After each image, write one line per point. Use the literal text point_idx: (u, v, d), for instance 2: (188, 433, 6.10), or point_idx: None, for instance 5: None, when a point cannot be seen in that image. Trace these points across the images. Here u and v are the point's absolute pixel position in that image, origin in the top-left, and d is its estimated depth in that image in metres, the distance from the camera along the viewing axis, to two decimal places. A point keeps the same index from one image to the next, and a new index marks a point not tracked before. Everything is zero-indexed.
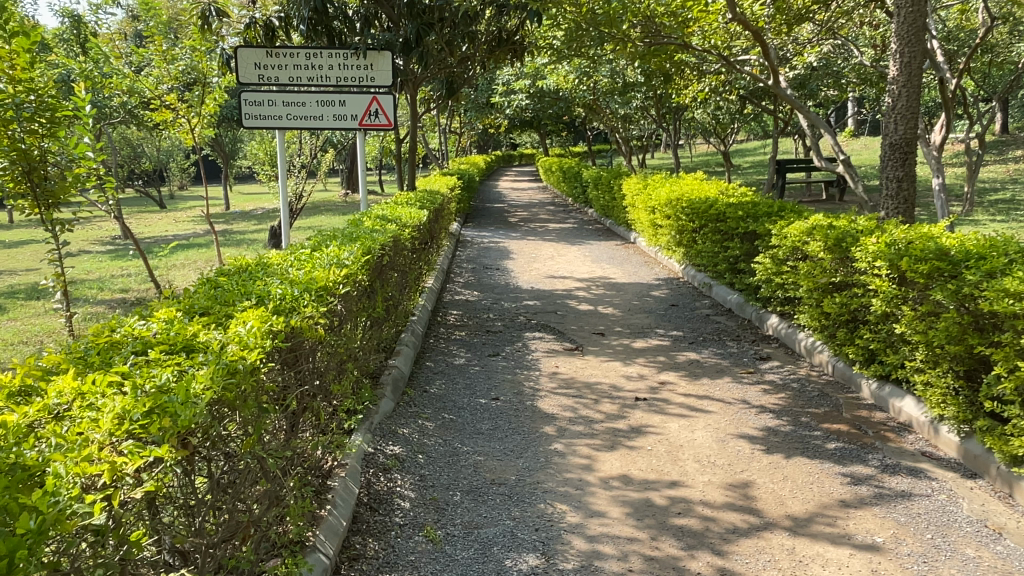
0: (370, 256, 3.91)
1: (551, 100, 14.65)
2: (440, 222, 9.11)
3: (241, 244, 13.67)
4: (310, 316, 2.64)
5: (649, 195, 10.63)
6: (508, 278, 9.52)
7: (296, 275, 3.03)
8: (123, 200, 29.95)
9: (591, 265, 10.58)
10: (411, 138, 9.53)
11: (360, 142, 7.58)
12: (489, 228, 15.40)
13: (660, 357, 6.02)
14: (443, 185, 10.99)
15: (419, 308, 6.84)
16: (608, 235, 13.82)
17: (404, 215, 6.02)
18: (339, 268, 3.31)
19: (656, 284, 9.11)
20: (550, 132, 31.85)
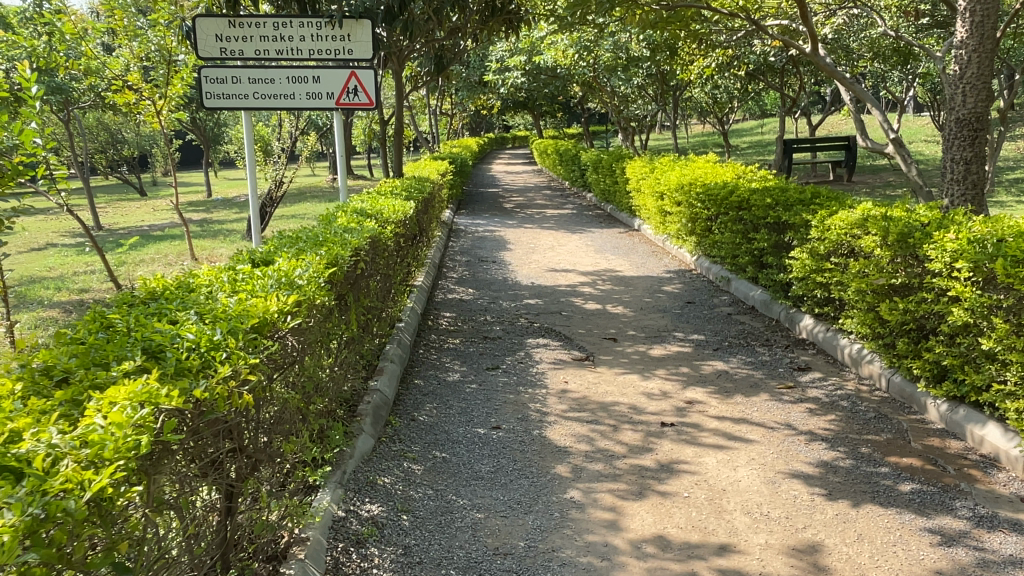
0: (339, 267, 3.12)
1: (548, 77, 13.74)
2: (431, 212, 8.28)
3: (218, 235, 12.78)
4: (230, 378, 1.93)
5: (657, 179, 9.85)
6: (505, 273, 8.71)
7: (225, 305, 2.29)
8: (103, 187, 28.88)
9: (595, 256, 9.78)
10: (397, 119, 8.66)
11: (337, 125, 6.72)
12: (483, 215, 14.54)
13: (683, 368, 5.24)
14: (434, 170, 10.14)
15: (406, 312, 6.04)
16: (610, 221, 13.02)
17: (386, 208, 5.21)
18: (290, 288, 2.54)
19: (667, 277, 8.33)
20: (545, 113, 30.91)
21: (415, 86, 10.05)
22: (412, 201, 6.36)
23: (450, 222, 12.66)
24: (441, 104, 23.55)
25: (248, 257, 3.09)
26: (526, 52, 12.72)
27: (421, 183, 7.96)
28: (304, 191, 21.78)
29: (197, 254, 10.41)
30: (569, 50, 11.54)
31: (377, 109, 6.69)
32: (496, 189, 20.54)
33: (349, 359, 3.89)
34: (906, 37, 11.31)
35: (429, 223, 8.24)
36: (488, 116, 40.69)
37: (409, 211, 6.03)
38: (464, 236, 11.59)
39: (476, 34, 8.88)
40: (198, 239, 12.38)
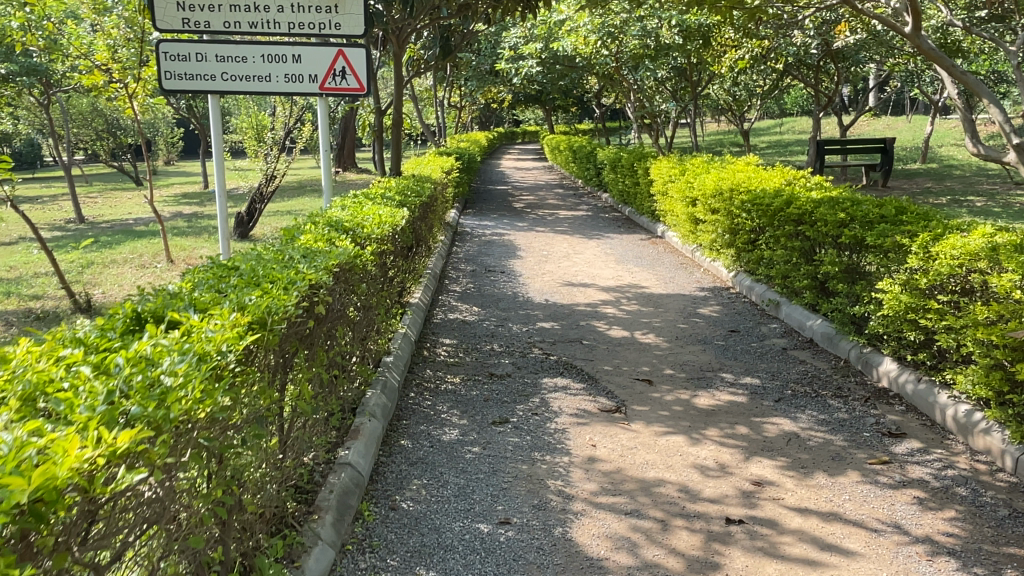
0: (271, 329, 2.12)
1: (564, 68, 12.62)
2: (432, 215, 7.23)
3: (202, 232, 11.75)
4: None
5: (688, 180, 8.77)
6: (515, 287, 7.64)
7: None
8: (99, 176, 27.92)
9: (617, 267, 8.70)
10: (396, 110, 7.59)
11: (321, 112, 5.62)
12: (492, 215, 13.47)
13: (741, 429, 4.16)
14: (438, 167, 9.05)
15: (396, 343, 4.98)
16: (630, 226, 11.93)
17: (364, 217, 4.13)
18: (142, 395, 1.61)
19: (703, 297, 7.24)
20: (558, 108, 29.79)
21: (418, 72, 8.95)
22: (406, 202, 5.30)
23: (455, 224, 11.59)
24: (450, 95, 22.46)
25: (115, 320, 2.05)
26: (541, 40, 11.61)
27: (416, 182, 6.93)
28: (303, 184, 20.77)
29: (172, 256, 9.38)
30: (591, 37, 10.41)
31: (369, 96, 5.59)
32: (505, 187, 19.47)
33: (302, 434, 2.85)
34: (968, 28, 10.12)
35: (430, 229, 7.18)
36: (498, 111, 39.58)
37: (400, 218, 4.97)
38: (470, 240, 10.51)
39: (487, 15, 7.77)
40: (179, 237, 11.37)
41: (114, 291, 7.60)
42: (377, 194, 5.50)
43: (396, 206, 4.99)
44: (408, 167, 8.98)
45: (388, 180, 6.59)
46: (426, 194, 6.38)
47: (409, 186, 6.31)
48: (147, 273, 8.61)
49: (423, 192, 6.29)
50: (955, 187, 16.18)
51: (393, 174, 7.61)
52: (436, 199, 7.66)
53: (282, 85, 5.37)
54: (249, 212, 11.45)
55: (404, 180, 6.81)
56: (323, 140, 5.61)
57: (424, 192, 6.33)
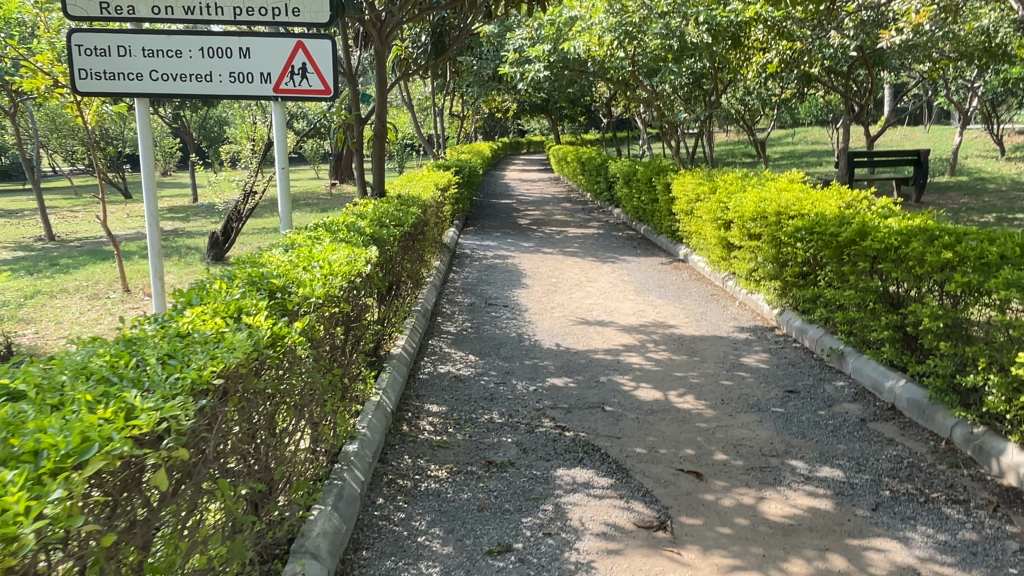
0: None
1: (573, 73, 11.49)
2: (422, 245, 6.08)
3: (174, 254, 10.62)
4: None
5: (719, 199, 7.60)
6: (520, 326, 6.47)
7: None
8: (87, 188, 26.88)
9: (638, 300, 7.52)
10: (379, 119, 6.45)
11: (276, 115, 4.45)
12: (494, 233, 12.31)
13: (837, 563, 2.96)
14: (429, 184, 7.90)
15: (364, 420, 3.81)
16: (646, 247, 10.76)
17: (308, 264, 2.99)
18: None
19: (744, 342, 6.04)
20: (564, 117, 28.67)
21: (408, 75, 7.80)
22: (381, 233, 4.17)
23: (453, 245, 10.42)
24: (451, 104, 21.38)
25: None
26: (549, 41, 10.46)
27: (399, 202, 5.86)
28: (297, 197, 19.69)
29: (128, 284, 8.23)
30: (605, 37, 9.26)
31: (336, 98, 4.41)
32: (510, 201, 18.33)
33: None
34: None
35: (419, 260, 6.01)
36: (503, 120, 38.60)
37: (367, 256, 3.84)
38: (469, 265, 9.33)
39: (489, 7, 6.64)
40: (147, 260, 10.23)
41: (46, 332, 6.45)
42: (343, 222, 4.37)
43: (363, 240, 3.85)
44: (396, 184, 7.83)
45: (366, 203, 5.45)
46: (412, 217, 5.26)
47: (391, 209, 5.20)
48: (94, 307, 7.45)
49: (406, 215, 5.15)
50: (995, 202, 14.97)
51: (376, 194, 6.47)
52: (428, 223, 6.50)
53: (225, 86, 4.13)
54: (225, 232, 10.29)
55: (384, 202, 5.71)
56: (279, 153, 4.46)
57: (409, 215, 5.20)
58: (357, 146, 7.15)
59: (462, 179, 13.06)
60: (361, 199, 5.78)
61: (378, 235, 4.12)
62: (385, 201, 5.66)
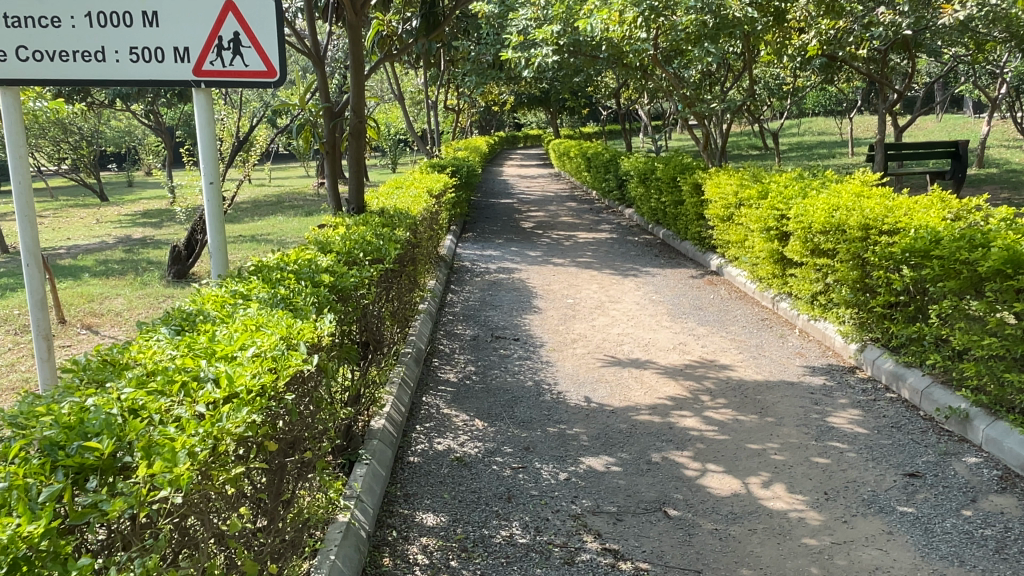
0: None
1: (583, 59, 10.17)
2: (412, 275, 4.78)
3: (132, 271, 9.29)
4: None
5: (771, 206, 6.32)
6: (538, 370, 5.17)
7: None
8: (63, 191, 25.45)
9: (675, 328, 6.23)
10: (355, 114, 5.13)
11: (199, 104, 3.09)
12: (496, 241, 11.01)
13: None
14: (421, 191, 6.63)
15: (324, 568, 2.49)
16: (669, 256, 9.48)
17: (187, 387, 1.75)
18: None
19: (824, 395, 4.75)
20: (564, 110, 27.25)
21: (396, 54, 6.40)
22: (346, 278, 2.90)
23: (450, 258, 9.10)
24: (445, 97, 19.97)
25: None
26: (557, 22, 9.09)
27: (381, 219, 4.59)
28: (281, 199, 18.32)
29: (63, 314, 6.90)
30: (628, 14, 7.92)
31: (290, 82, 2.97)
32: (511, 200, 17.02)
33: None
34: None
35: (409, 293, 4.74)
36: (500, 112, 37.15)
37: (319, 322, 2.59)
38: (470, 282, 8.05)
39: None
40: (100, 278, 8.90)
41: None
42: (294, 263, 3.11)
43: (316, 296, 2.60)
44: (381, 192, 6.51)
45: (337, 225, 4.20)
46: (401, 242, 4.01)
47: (368, 231, 3.94)
48: (15, 346, 6.13)
49: (386, 237, 3.88)
50: None
51: (354, 210, 5.22)
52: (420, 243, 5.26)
53: (122, 67, 2.78)
54: (189, 246, 8.91)
55: (358, 220, 4.46)
56: (205, 152, 3.14)
57: (393, 239, 3.94)
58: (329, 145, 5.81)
59: (458, 180, 11.72)
60: (332, 219, 4.49)
61: (344, 282, 2.87)
62: (360, 222, 4.36)
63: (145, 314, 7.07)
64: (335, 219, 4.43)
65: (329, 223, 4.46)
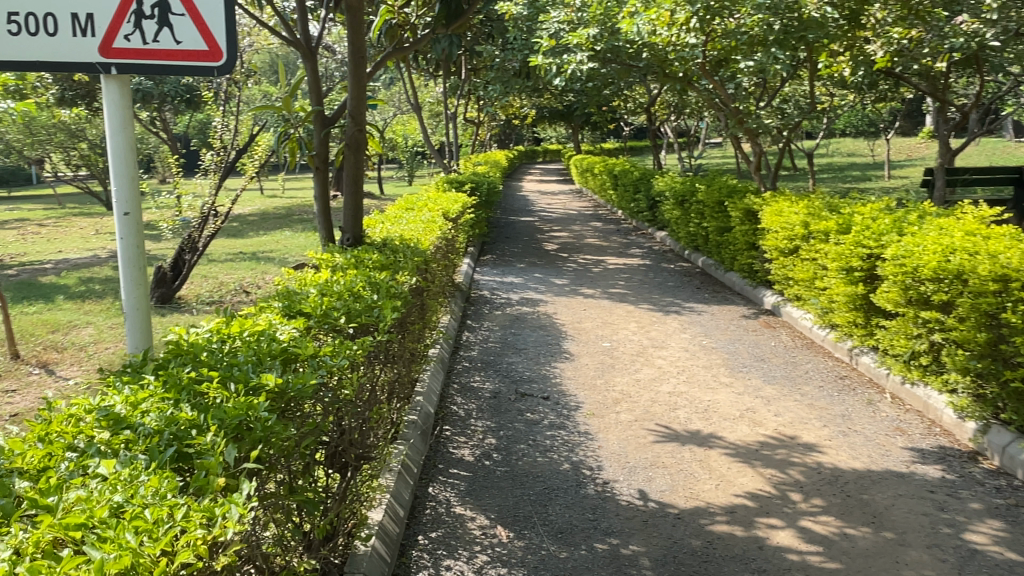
0: None
1: (617, 68, 9.25)
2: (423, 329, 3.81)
3: (114, 293, 8.36)
4: None
5: (856, 241, 5.28)
6: (576, 444, 4.14)
7: None
8: (71, 199, 24.79)
9: (737, 387, 5.15)
10: (354, 120, 4.13)
11: (112, 99, 2.12)
12: (518, 265, 9.99)
13: None
14: (436, 214, 5.66)
15: None
16: (714, 289, 8.40)
17: None
18: None
19: (952, 497, 3.65)
20: (588, 125, 26.27)
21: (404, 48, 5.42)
22: (301, 381, 2.02)
23: (466, 286, 8.11)
24: (465, 109, 19.06)
25: None
26: (595, 24, 8.16)
27: (386, 255, 3.64)
28: (291, 212, 17.43)
29: (18, 347, 5.94)
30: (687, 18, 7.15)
31: (241, 67, 2.05)
32: (532, 218, 15.99)
33: None
34: None
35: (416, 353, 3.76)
36: (520, 127, 36.23)
37: (234, 474, 1.73)
38: (489, 316, 7.04)
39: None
40: (76, 300, 7.97)
41: None
42: (234, 350, 2.16)
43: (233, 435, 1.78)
44: (389, 214, 5.55)
45: (327, 268, 3.24)
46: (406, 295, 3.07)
47: (358, 278, 2.99)
48: None
49: (383, 287, 2.94)
50: None
51: (349, 241, 4.29)
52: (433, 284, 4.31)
53: None
54: (175, 266, 8.06)
55: (356, 257, 3.51)
56: (116, 170, 2.14)
57: (394, 290, 2.99)
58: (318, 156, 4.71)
59: (477, 198, 10.73)
60: (320, 254, 3.51)
61: (296, 390, 2.00)
62: (353, 261, 3.39)
63: (113, 349, 6.11)
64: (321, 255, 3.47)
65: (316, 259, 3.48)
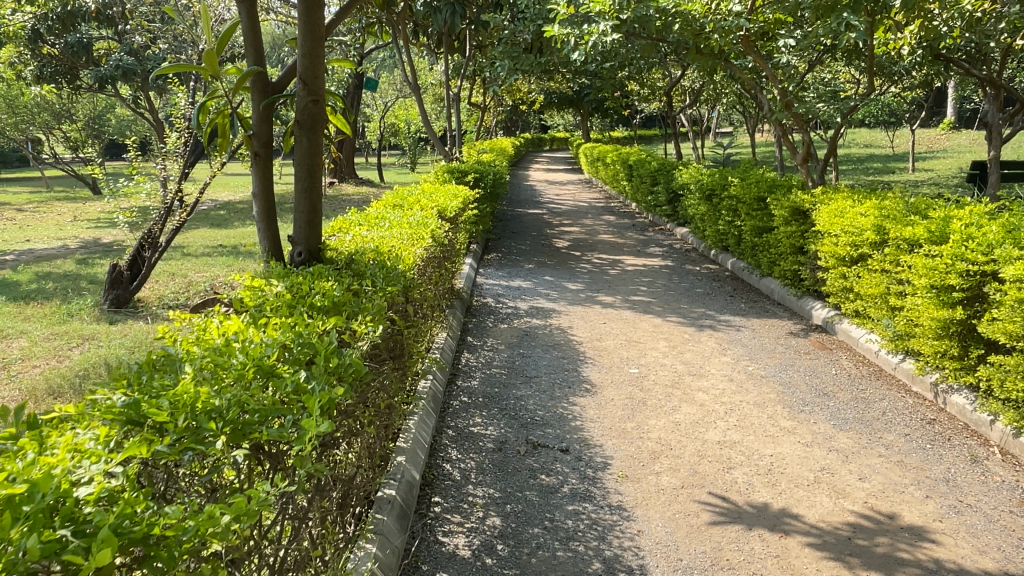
0: None
1: (641, 43, 8.21)
2: (393, 387, 2.84)
3: (67, 293, 7.34)
4: None
5: (954, 253, 4.29)
6: (602, 519, 3.15)
7: None
8: (57, 183, 23.71)
9: (803, 435, 4.11)
10: (305, 93, 3.08)
11: None
12: (525, 265, 8.94)
13: None
14: (429, 214, 4.67)
15: None
16: (750, 298, 7.35)
17: None
18: None
19: None
20: (597, 112, 25.14)
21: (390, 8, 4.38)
22: None
23: (467, 293, 7.08)
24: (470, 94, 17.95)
25: None
26: None
27: (344, 285, 2.65)
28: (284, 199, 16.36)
29: None
30: None
31: None
32: (539, 210, 14.92)
33: None
34: None
35: (386, 422, 2.79)
36: (526, 114, 35.13)
37: None
38: (493, 330, 6.01)
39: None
40: (18, 302, 6.94)
41: None
42: None
43: None
44: (371, 214, 4.55)
45: (256, 321, 2.24)
46: (356, 372, 2.10)
47: (276, 347, 2.02)
48: None
49: (313, 370, 1.98)
50: None
51: (299, 256, 3.25)
52: (418, 320, 3.34)
53: None
54: (132, 265, 7.06)
55: (298, 294, 2.53)
56: None
57: (336, 373, 2.03)
58: (258, 140, 3.29)
59: (481, 189, 9.69)
60: (251, 288, 2.53)
61: None
62: (290, 302, 2.40)
63: (40, 370, 5.09)
64: (242, 296, 2.48)
65: (236, 301, 2.48)
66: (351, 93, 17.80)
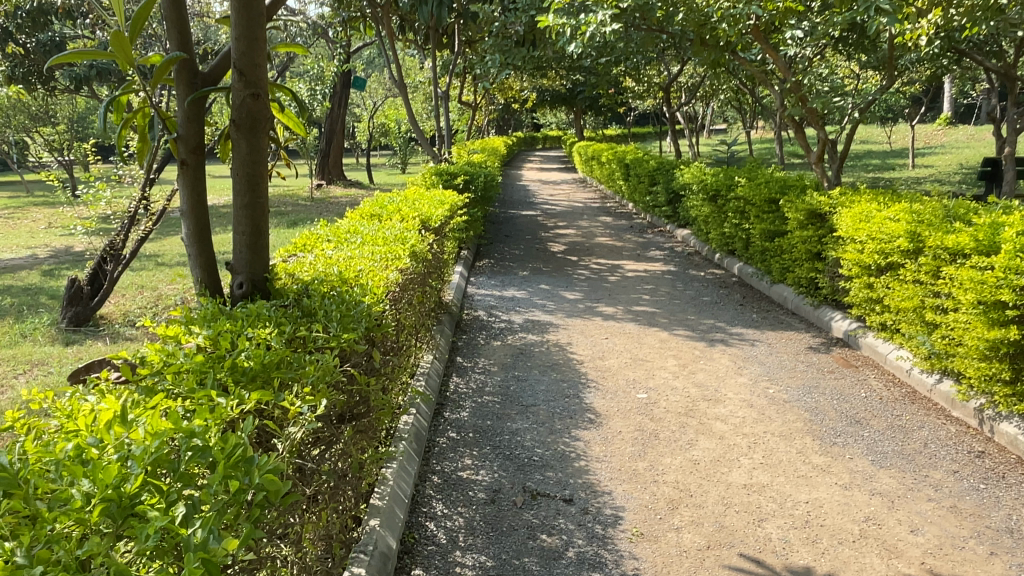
0: None
1: (641, 34, 7.70)
2: (349, 455, 2.29)
3: (24, 310, 6.77)
4: None
5: (1005, 264, 3.79)
6: None
7: None
8: (36, 187, 23.04)
9: (839, 475, 3.60)
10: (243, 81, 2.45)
11: None
12: (519, 273, 8.41)
13: None
14: (411, 227, 4.14)
15: None
16: (761, 307, 6.85)
17: None
18: None
19: None
20: (591, 110, 24.66)
21: None
22: None
23: (457, 306, 6.55)
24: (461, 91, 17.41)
25: None
26: None
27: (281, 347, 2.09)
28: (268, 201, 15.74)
29: None
30: None
31: None
32: (532, 212, 14.40)
33: None
34: None
35: (338, 501, 2.24)
36: (518, 112, 34.63)
37: None
38: (485, 349, 5.49)
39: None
40: None
41: None
42: None
43: None
44: (346, 227, 4.02)
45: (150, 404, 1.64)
46: (271, 495, 1.52)
47: (153, 457, 1.43)
48: None
49: (201, 502, 1.39)
50: None
51: (244, 285, 2.66)
52: (386, 365, 2.78)
53: None
54: (93, 279, 6.53)
55: (216, 364, 1.96)
56: None
57: (235, 511, 1.43)
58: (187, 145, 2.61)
59: (472, 192, 9.15)
60: (158, 349, 1.98)
61: None
62: (199, 373, 1.89)
63: None
64: (149, 358, 1.93)
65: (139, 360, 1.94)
66: (338, 92, 17.24)
